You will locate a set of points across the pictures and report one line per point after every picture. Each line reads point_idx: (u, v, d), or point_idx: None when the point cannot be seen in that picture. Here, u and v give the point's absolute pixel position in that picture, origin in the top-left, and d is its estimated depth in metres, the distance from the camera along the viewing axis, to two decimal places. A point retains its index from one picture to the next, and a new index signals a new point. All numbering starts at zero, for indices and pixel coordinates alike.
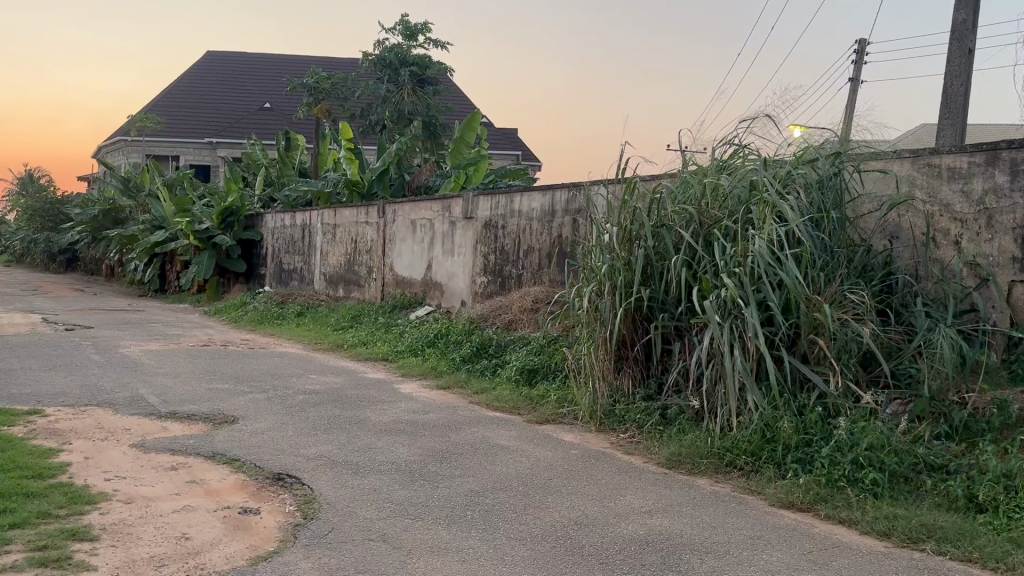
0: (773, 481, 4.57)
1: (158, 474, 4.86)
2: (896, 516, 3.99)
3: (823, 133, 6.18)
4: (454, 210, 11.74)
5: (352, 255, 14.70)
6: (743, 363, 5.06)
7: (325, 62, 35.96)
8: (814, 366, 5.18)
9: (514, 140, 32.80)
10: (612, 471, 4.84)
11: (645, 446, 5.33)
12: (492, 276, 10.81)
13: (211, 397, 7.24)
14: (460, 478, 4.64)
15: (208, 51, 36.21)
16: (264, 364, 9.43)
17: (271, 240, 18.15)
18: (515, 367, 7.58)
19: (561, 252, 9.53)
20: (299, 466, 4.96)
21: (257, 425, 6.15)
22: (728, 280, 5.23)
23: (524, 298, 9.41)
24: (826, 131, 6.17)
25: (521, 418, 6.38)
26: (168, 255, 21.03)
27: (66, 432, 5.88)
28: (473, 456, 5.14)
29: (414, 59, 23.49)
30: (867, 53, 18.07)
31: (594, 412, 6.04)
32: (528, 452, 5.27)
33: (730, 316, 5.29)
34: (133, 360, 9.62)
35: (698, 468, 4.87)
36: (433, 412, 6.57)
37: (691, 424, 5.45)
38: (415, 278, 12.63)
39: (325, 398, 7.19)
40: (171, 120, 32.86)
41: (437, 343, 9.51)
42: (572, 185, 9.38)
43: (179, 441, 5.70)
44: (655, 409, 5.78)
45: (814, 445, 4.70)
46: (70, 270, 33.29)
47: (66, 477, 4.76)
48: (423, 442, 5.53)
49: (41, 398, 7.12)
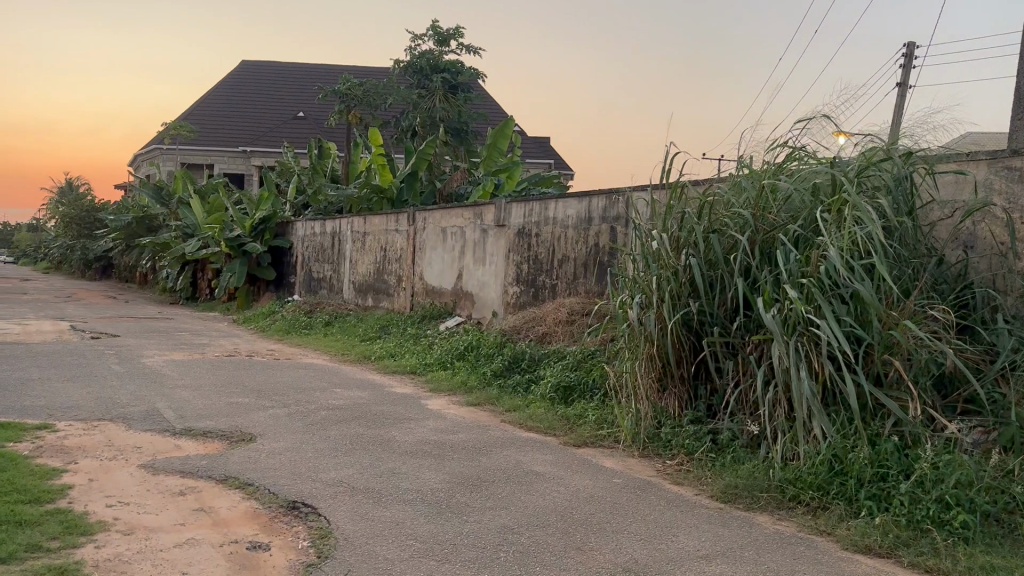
0: (844, 520, 4.10)
1: (164, 500, 4.47)
2: (995, 568, 3.47)
3: (865, 139, 5.69)
4: (486, 218, 11.32)
5: (381, 263, 14.34)
6: (811, 386, 4.57)
7: (357, 71, 35.94)
8: (890, 390, 4.67)
9: (547, 150, 32.47)
10: (661, 504, 4.37)
11: (697, 476, 4.86)
12: (526, 286, 10.35)
13: (230, 413, 6.86)
14: (492, 512, 4.18)
15: (242, 61, 36.41)
16: (288, 376, 9.05)
17: (301, 248, 17.91)
18: (550, 383, 7.12)
19: (597, 260, 9.06)
20: (317, 493, 4.55)
21: (275, 444, 5.75)
22: (796, 294, 4.75)
23: (559, 310, 8.91)
24: (869, 137, 5.68)
25: (557, 439, 5.92)
26: (199, 263, 20.90)
27: (74, 450, 5.53)
28: (505, 485, 4.67)
29: (446, 65, 23.30)
30: (914, 57, 17.41)
31: (637, 436, 5.59)
32: (568, 480, 4.79)
33: (794, 333, 4.80)
34: (154, 371, 9.29)
35: (757, 503, 4.40)
36: (464, 432, 6.11)
37: (746, 452, 4.98)
38: (445, 288, 12.24)
39: (348, 415, 6.77)
40: (205, 128, 32.95)
41: (466, 355, 9.08)
42: (610, 191, 8.92)
43: (191, 461, 5.30)
44: (705, 434, 5.30)
45: (891, 480, 4.20)
46: (104, 278, 33.52)
47: (65, 502, 4.38)
48: (450, 467, 5.08)
49: (53, 412, 6.78)
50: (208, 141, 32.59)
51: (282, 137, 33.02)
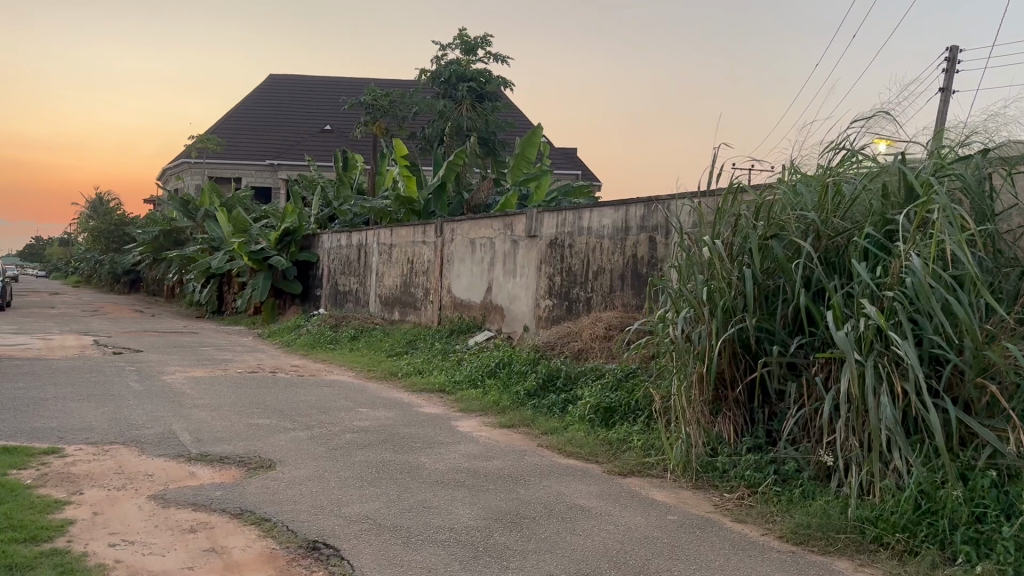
0: (939, 567, 3.61)
1: (173, 538, 4.06)
2: None
3: (913, 144, 5.22)
4: (517, 228, 10.88)
5: (408, 276, 13.96)
6: (892, 413, 4.13)
7: (383, 83, 35.82)
8: (983, 419, 4.21)
9: (574, 161, 32.13)
10: (725, 548, 3.90)
11: (761, 513, 4.39)
12: (559, 299, 9.90)
13: (251, 435, 6.47)
14: (536, 556, 3.73)
15: (269, 75, 36.49)
16: (312, 395, 8.66)
17: (327, 261, 17.59)
18: (589, 403, 6.65)
19: (635, 272, 8.60)
20: (340, 532, 4.11)
21: (296, 472, 5.33)
22: (873, 310, 4.32)
23: (596, 325, 8.47)
24: (915, 143, 5.20)
25: (600, 467, 5.45)
26: (225, 276, 20.66)
27: (81, 478, 5.14)
28: (548, 524, 4.19)
29: (472, 74, 22.81)
30: (958, 60, 16.78)
31: (688, 464, 5.11)
32: (618, 518, 4.31)
33: (871, 353, 4.38)
34: (174, 389, 8.94)
35: (835, 546, 3.92)
36: (498, 459, 5.66)
37: (817, 486, 4.53)
38: (473, 302, 11.83)
39: (375, 439, 6.34)
40: (232, 142, 32.93)
41: (498, 373, 8.63)
42: (648, 199, 8.42)
43: (205, 492, 4.89)
44: (767, 465, 4.84)
45: (990, 523, 3.72)
46: (133, 291, 33.53)
47: (64, 541, 3.98)
48: (486, 501, 4.62)
49: (65, 435, 6.41)
50: (236, 154, 32.53)
51: (308, 150, 32.89)
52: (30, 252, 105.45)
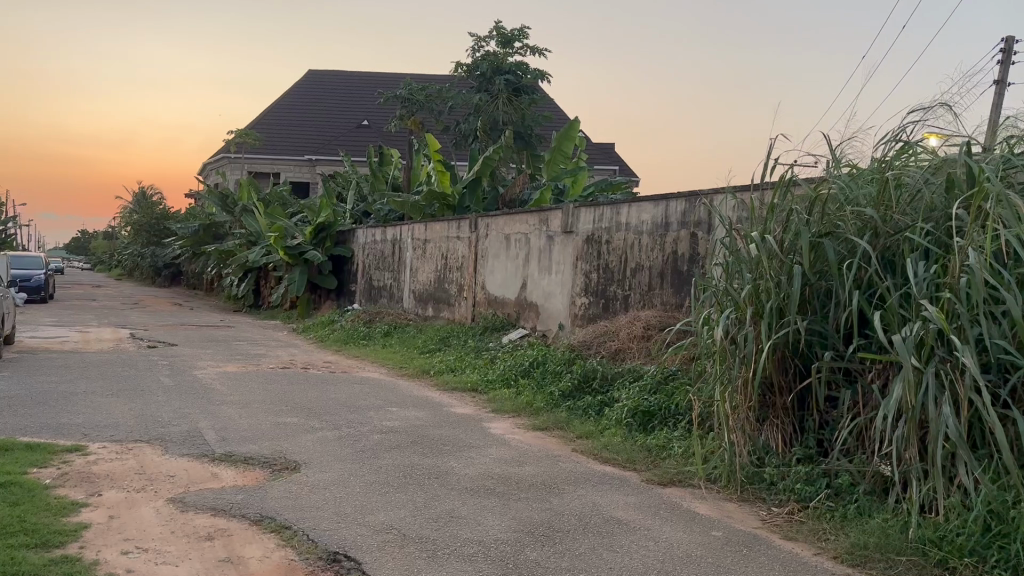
0: None
1: (188, 546, 3.87)
2: None
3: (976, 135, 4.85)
4: (552, 223, 10.59)
5: (442, 271, 13.75)
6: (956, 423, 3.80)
7: (420, 78, 35.74)
8: None
9: (612, 156, 31.74)
10: (774, 569, 3.61)
11: (812, 529, 4.10)
12: (596, 297, 9.61)
13: (278, 435, 6.28)
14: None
15: (309, 71, 36.67)
16: (342, 393, 8.48)
17: (362, 256, 17.47)
18: (627, 407, 6.36)
19: (675, 270, 8.29)
20: (362, 543, 3.88)
21: (320, 475, 5.12)
22: (933, 312, 4.00)
23: (634, 324, 8.17)
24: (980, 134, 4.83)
25: (638, 475, 5.18)
26: (262, 271, 20.70)
27: (101, 478, 5.00)
28: (583, 538, 3.93)
29: (509, 66, 22.52)
30: (1014, 51, 16.11)
31: (734, 474, 4.82)
32: (658, 533, 4.03)
33: (931, 359, 4.06)
34: (203, 385, 8.83)
35: (894, 569, 3.62)
36: (531, 464, 5.41)
37: (873, 501, 4.22)
38: (508, 298, 11.58)
39: (404, 440, 6.13)
40: (271, 137, 33.08)
41: (531, 372, 8.37)
42: (690, 193, 8.10)
43: (225, 496, 4.70)
44: (819, 478, 4.53)
45: None
46: (172, 285, 33.88)
47: (77, 547, 3.81)
48: (518, 511, 4.36)
49: (90, 431, 6.30)
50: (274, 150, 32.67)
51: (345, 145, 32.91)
52: (75, 246, 107.64)
